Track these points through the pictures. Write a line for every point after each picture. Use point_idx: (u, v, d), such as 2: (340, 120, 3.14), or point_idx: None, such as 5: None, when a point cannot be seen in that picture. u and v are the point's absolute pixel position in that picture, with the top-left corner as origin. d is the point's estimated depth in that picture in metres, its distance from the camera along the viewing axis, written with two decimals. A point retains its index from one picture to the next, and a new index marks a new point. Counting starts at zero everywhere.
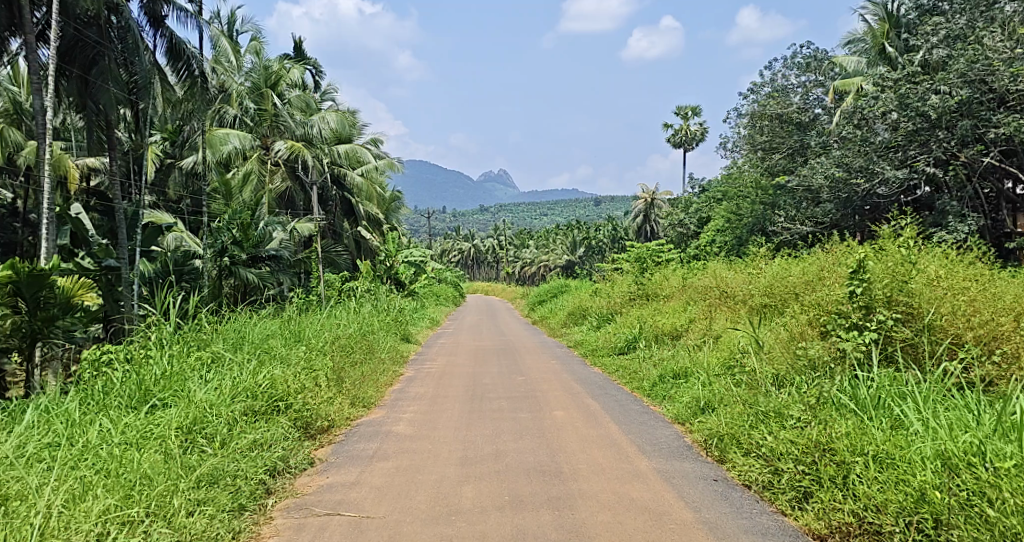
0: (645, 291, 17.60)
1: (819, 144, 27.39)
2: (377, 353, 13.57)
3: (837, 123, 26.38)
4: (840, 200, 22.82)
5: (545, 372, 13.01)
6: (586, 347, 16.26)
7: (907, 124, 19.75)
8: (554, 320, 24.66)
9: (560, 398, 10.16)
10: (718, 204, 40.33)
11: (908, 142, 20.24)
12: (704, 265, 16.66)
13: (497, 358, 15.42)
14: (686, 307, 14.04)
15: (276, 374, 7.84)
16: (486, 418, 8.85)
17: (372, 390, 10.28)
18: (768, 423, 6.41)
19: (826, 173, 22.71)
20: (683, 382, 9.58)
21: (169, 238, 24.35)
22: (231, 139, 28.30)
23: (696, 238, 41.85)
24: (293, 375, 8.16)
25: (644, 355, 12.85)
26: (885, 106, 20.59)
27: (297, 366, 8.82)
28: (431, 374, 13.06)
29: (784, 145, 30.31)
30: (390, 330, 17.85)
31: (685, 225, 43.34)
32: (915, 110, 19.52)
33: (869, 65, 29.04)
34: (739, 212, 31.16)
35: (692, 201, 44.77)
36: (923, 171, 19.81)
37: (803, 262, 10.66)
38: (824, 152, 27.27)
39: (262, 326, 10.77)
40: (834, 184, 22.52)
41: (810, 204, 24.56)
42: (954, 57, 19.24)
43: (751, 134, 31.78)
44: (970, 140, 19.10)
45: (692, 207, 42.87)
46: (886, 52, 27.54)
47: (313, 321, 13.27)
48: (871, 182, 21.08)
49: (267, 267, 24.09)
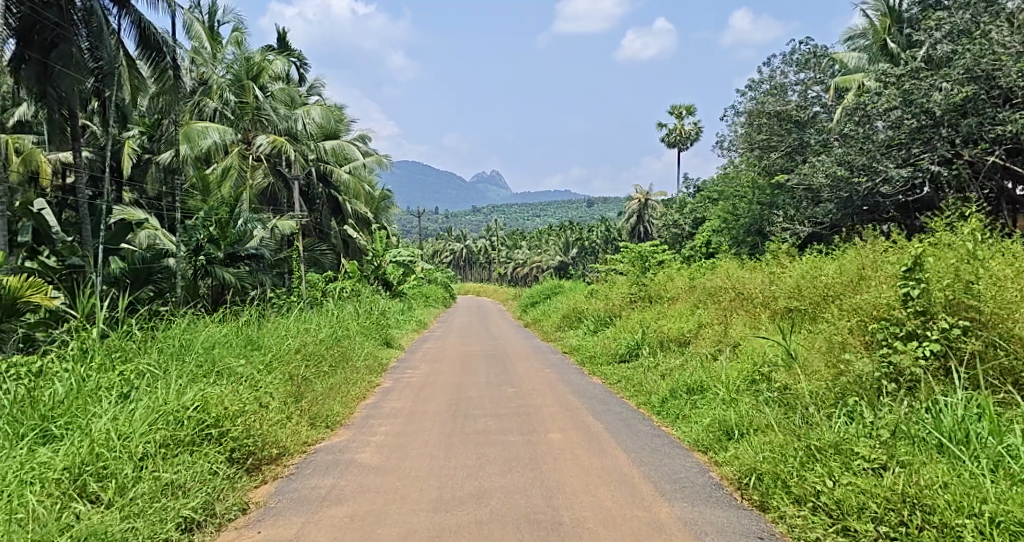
0: (645, 295, 16.26)
1: (820, 142, 26.19)
2: (351, 362, 12.21)
3: (840, 119, 25.12)
4: (841, 201, 21.54)
5: (539, 383, 11.69)
6: (583, 354, 14.92)
7: (911, 121, 18.54)
8: (547, 323, 23.40)
9: (556, 416, 8.83)
10: (715, 204, 39.14)
11: (910, 141, 19.13)
12: (711, 265, 15.34)
13: (486, 365, 14.12)
14: (694, 313, 12.70)
15: (208, 393, 6.49)
16: (469, 442, 7.52)
17: (338, 408, 8.92)
18: (824, 461, 5.12)
19: (827, 171, 21.32)
20: (699, 400, 8.27)
21: (141, 235, 22.82)
22: (210, 133, 26.63)
23: (691, 239, 40.58)
24: (233, 394, 6.79)
25: (649, 364, 11.55)
26: (889, 102, 19.20)
27: (242, 384, 7.45)
28: (411, 386, 11.71)
29: (782, 144, 28.68)
30: (370, 334, 16.49)
31: (680, 225, 42.14)
32: (918, 107, 18.27)
33: (871, 61, 27.87)
34: (738, 212, 29.92)
35: (688, 200, 43.63)
36: (927, 171, 18.63)
37: (834, 260, 9.32)
38: (825, 150, 25.98)
39: (219, 335, 9.37)
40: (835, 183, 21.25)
41: (810, 204, 23.34)
42: (958, 53, 17.87)
43: (748, 132, 30.24)
44: (974, 138, 17.84)
45: (688, 207, 41.66)
46: (888, 48, 26.35)
47: (279, 326, 11.88)
48: (873, 181, 19.88)
49: (245, 267, 22.70)
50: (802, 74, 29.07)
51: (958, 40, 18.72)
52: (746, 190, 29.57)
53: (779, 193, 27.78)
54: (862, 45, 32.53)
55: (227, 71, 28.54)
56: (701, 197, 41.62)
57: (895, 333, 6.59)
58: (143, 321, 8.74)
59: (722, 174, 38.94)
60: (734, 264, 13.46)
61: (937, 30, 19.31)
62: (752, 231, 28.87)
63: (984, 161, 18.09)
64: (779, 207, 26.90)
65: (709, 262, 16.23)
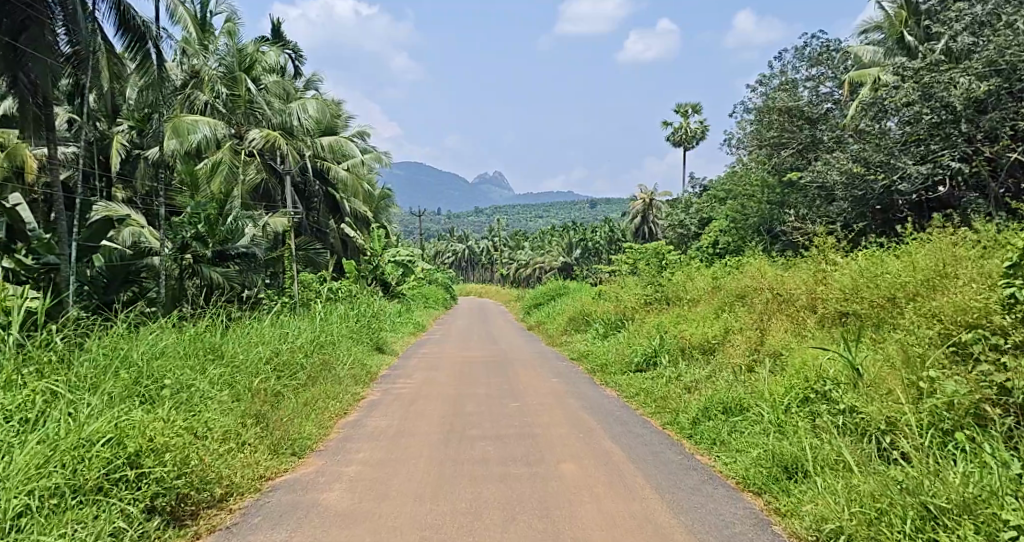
0: (659, 297, 14.85)
1: (834, 138, 25.10)
2: (335, 373, 10.85)
3: (855, 114, 23.73)
4: (856, 200, 20.17)
5: (545, 397, 10.34)
6: (594, 362, 13.53)
7: (929, 116, 17.04)
8: (552, 327, 22.00)
9: (568, 439, 7.49)
10: (722, 203, 37.73)
11: (930, 137, 17.54)
12: (732, 266, 13.94)
13: (487, 373, 12.78)
14: (718, 319, 11.34)
15: (126, 421, 5.15)
16: (463, 478, 6.19)
17: (311, 431, 7.59)
18: (958, 536, 4.03)
19: (842, 169, 20.04)
20: (739, 422, 6.93)
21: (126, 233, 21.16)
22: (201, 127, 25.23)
23: (697, 240, 39.15)
24: (165, 420, 5.49)
25: (671, 376, 10.20)
26: (906, 97, 17.62)
27: (182, 410, 6.12)
28: (400, 399, 10.36)
29: (794, 141, 27.22)
30: (360, 339, 15.13)
31: (685, 226, 40.65)
32: (938, 101, 16.81)
33: (886, 55, 26.44)
34: (747, 211, 28.58)
35: (695, 200, 42.23)
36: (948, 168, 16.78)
37: (894, 258, 7.94)
38: (839, 147, 24.98)
39: (177, 347, 8.03)
40: (850, 180, 19.90)
41: (824, 202, 22.04)
42: (983, 44, 16.65)
43: (758, 130, 28.79)
44: (997, 132, 16.21)
45: (694, 207, 40.28)
46: (904, 41, 24.90)
47: (253, 332, 10.52)
48: (889, 179, 18.41)
49: (235, 266, 20.98)
50: (811, 69, 28.10)
51: (980, 32, 17.30)
52: (755, 189, 28.18)
53: (794, 191, 26.40)
54: (875, 40, 31.23)
55: (219, 62, 27.02)
56: (708, 197, 40.24)
57: (998, 347, 5.25)
58: (86, 333, 7.37)
59: (731, 172, 37.50)
60: (761, 262, 12.09)
61: (956, 23, 17.82)
62: (762, 231, 27.56)
63: (1006, 156, 16.42)
64: (795, 205, 25.50)
65: (732, 261, 14.84)
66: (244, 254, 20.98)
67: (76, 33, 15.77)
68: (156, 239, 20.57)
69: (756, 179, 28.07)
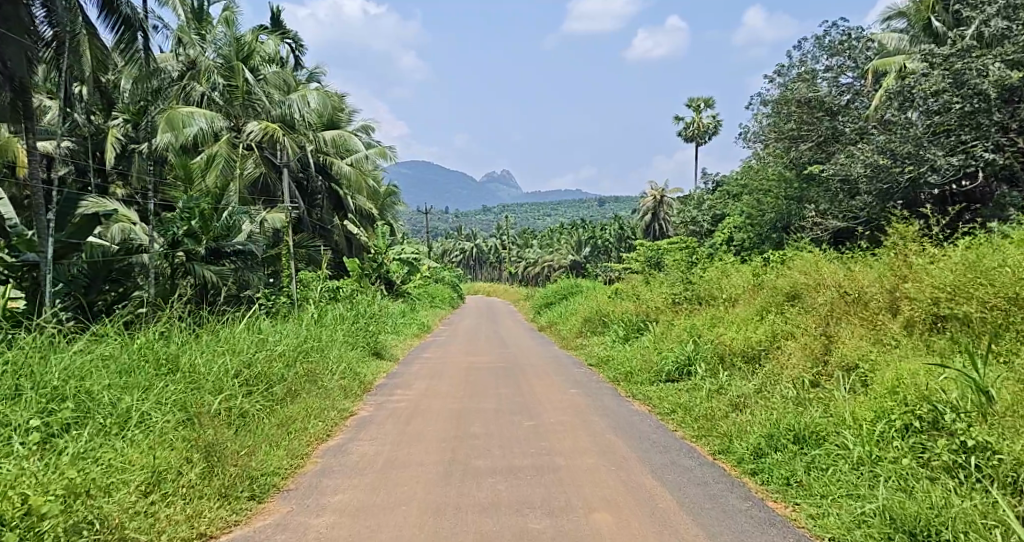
0: (685, 298, 13.24)
1: (856, 131, 23.49)
2: (324, 388, 9.38)
3: (880, 102, 22.03)
4: (882, 194, 18.34)
5: (564, 413, 8.88)
6: (615, 369, 12.05)
7: (960, 105, 15.59)
8: (563, 329, 20.52)
9: (600, 474, 6.05)
10: (737, 199, 36.13)
11: (958, 127, 16.03)
12: (766, 265, 12.41)
13: (495, 383, 11.37)
14: (762, 324, 9.85)
15: None
16: (473, 536, 4.79)
17: (278, 463, 6.15)
18: None
19: (866, 161, 18.22)
20: (820, 456, 5.47)
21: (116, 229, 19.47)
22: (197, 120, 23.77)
23: (710, 238, 37.51)
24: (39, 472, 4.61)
25: (712, 392, 8.75)
26: (934, 84, 16.17)
27: (91, 459, 5.03)
28: (397, 416, 8.91)
29: (813, 134, 25.32)
30: (356, 344, 13.67)
31: (698, 223, 39.01)
32: (970, 89, 15.39)
33: (913, 41, 24.80)
34: (763, 206, 27.14)
35: (707, 196, 40.65)
36: (980, 160, 15.29)
37: (999, 257, 6.49)
38: (861, 139, 23.36)
39: (126, 372, 6.58)
40: (875, 174, 18.12)
41: (847, 197, 19.82)
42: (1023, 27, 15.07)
43: (775, 121, 26.96)
44: None
45: (708, 203, 38.74)
46: (932, 28, 23.27)
47: (228, 339, 9.05)
48: (916, 172, 16.65)
49: (231, 265, 19.38)
50: (829, 60, 26.12)
51: (1016, 15, 15.76)
52: (773, 183, 26.61)
53: (815, 186, 24.71)
54: (899, 27, 29.52)
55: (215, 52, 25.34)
56: (722, 193, 38.69)
57: None
58: (11, 354, 5.93)
59: (747, 167, 35.84)
60: (809, 257, 10.52)
61: (990, 5, 16.25)
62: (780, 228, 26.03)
63: None
64: (818, 199, 23.91)
65: (768, 259, 13.30)
66: (240, 252, 19.41)
67: (48, 14, 14.03)
68: (148, 236, 19.08)
69: (774, 173, 26.52)
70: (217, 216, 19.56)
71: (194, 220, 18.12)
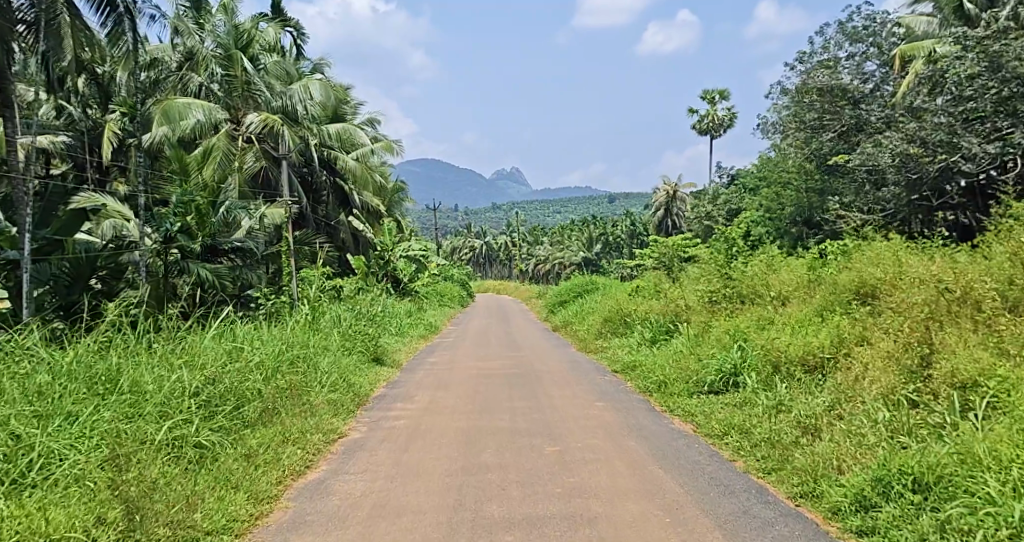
0: (722, 296, 11.59)
1: (881, 119, 21.58)
2: (313, 408, 7.94)
3: (908, 87, 20.20)
4: (910, 184, 17.05)
5: (593, 434, 7.46)
6: (643, 378, 10.60)
7: None
8: (581, 330, 19.00)
9: (656, 529, 4.65)
10: (754, 192, 34.49)
11: (994, 113, 15.16)
12: (811, 263, 10.90)
13: (509, 395, 9.93)
14: (824, 327, 8.42)
15: None
16: None
17: (232, 514, 4.78)
18: None
19: (894, 150, 16.97)
20: (961, 514, 4.04)
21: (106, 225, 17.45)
22: (194, 111, 22.19)
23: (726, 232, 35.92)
24: None
25: (769, 411, 7.30)
26: (973, 67, 14.69)
27: None
28: (394, 439, 7.47)
29: (836, 123, 23.32)
30: (351, 351, 12.23)
31: (713, 218, 37.37)
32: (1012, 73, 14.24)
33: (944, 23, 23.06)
34: (782, 201, 25.67)
35: (721, 190, 39.05)
36: None
37: None
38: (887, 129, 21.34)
39: (45, 398, 5.27)
40: (904, 163, 16.93)
41: (872, 188, 19.03)
42: None
43: (793, 113, 24.77)
44: None
45: (723, 196, 37.13)
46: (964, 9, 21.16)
47: (198, 350, 7.57)
48: (950, 160, 15.52)
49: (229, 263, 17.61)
50: (850, 47, 24.34)
51: None
52: (793, 176, 25.12)
53: (840, 177, 23.00)
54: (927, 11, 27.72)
55: (211, 39, 23.77)
56: (738, 187, 37.10)
57: None
58: None
59: (766, 158, 34.17)
60: (876, 251, 9.05)
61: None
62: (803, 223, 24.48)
63: None
64: (844, 190, 22.35)
65: (814, 256, 11.70)
66: (240, 248, 17.74)
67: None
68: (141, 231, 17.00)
69: (793, 165, 25.01)
70: (212, 210, 17.66)
71: (189, 215, 16.35)
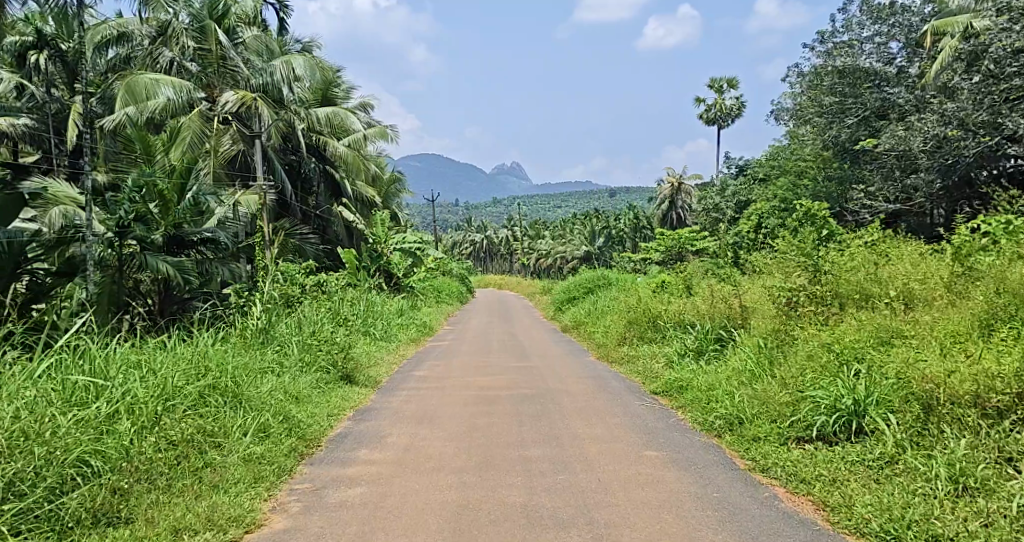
0: (806, 297, 8.40)
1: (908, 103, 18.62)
2: (227, 486, 5.02)
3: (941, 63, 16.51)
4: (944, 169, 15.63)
5: (669, 524, 4.64)
6: (701, 409, 7.67)
7: None
8: (596, 336, 16.07)
9: None
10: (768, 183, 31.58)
11: None
12: (914, 269, 7.98)
13: (520, 438, 6.95)
14: (1005, 347, 5.58)
15: None
16: None
17: None
18: None
19: (928, 134, 15.41)
20: None
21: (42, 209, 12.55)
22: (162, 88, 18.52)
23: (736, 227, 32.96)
24: None
25: (939, 496, 4.53)
26: None
27: None
28: (342, 532, 4.58)
29: (856, 108, 20.07)
30: (313, 373, 9.29)
31: (719, 210, 34.36)
32: None
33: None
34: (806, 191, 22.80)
35: (731, 182, 36.09)
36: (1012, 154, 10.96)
37: None
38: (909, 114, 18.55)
39: None
40: (938, 146, 15.41)
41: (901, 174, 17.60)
42: None
43: (814, 95, 21.76)
44: None
45: (732, 187, 34.13)
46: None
47: (23, 405, 4.59)
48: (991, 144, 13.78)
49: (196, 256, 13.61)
50: (872, 27, 20.63)
51: None
52: (810, 163, 22.31)
53: (867, 165, 19.95)
54: None
55: (185, 11, 19.73)
56: (748, 177, 34.12)
57: None
58: None
59: (778, 146, 31.11)
60: None
61: None
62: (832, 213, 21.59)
63: None
64: (869, 179, 19.39)
65: (923, 255, 8.63)
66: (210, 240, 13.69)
67: None
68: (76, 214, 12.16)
69: (811, 152, 22.10)
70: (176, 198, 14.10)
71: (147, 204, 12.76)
